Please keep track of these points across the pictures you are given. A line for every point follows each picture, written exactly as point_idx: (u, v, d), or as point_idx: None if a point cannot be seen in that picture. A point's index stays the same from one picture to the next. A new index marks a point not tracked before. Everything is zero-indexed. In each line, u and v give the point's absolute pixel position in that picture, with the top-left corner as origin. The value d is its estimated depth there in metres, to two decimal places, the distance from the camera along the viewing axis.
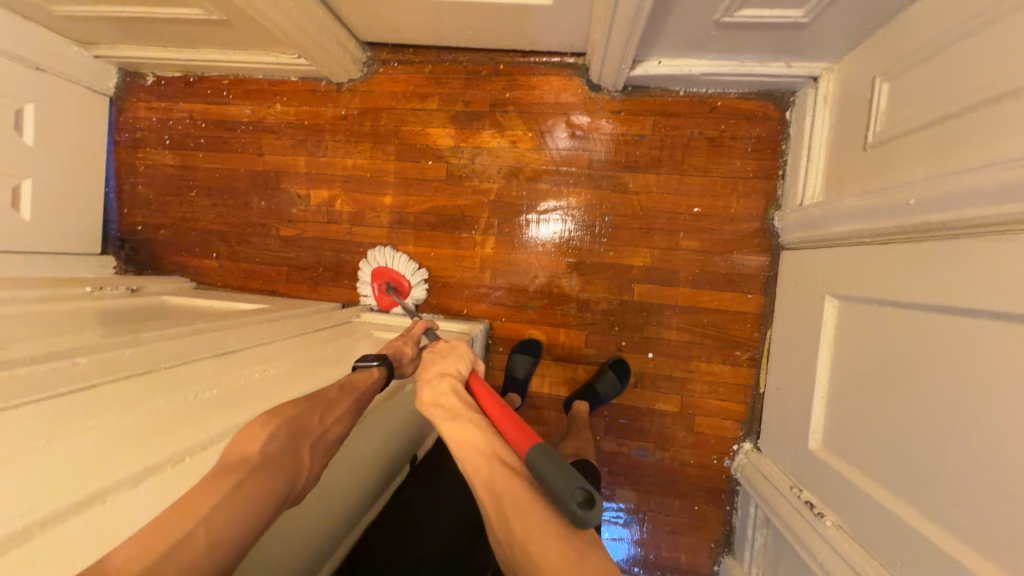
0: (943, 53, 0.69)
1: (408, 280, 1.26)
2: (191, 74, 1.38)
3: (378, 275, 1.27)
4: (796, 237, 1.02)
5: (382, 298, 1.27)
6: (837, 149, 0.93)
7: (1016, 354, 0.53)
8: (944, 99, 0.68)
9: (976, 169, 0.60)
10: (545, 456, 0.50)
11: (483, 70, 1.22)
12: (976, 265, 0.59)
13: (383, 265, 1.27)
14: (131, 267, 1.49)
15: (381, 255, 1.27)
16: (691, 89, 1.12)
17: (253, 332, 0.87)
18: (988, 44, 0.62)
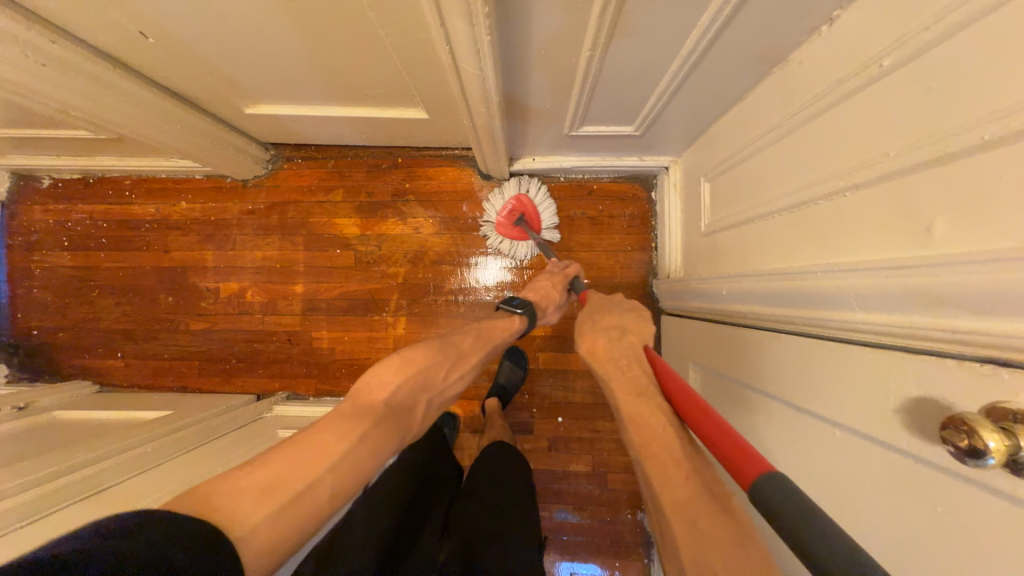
0: (735, 168, 0.82)
1: (540, 213, 1.22)
2: (90, 175, 1.37)
3: (519, 202, 1.21)
4: (669, 304, 1.15)
5: (508, 225, 1.22)
6: (687, 232, 1.07)
7: (786, 432, 0.64)
8: (739, 206, 0.82)
9: (752, 276, 0.73)
10: (772, 482, 0.41)
11: (383, 164, 1.30)
12: (760, 353, 0.71)
13: (523, 195, 1.22)
14: (25, 373, 1.41)
15: (510, 188, 1.22)
16: (569, 175, 1.25)
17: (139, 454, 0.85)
18: (751, 172, 0.77)
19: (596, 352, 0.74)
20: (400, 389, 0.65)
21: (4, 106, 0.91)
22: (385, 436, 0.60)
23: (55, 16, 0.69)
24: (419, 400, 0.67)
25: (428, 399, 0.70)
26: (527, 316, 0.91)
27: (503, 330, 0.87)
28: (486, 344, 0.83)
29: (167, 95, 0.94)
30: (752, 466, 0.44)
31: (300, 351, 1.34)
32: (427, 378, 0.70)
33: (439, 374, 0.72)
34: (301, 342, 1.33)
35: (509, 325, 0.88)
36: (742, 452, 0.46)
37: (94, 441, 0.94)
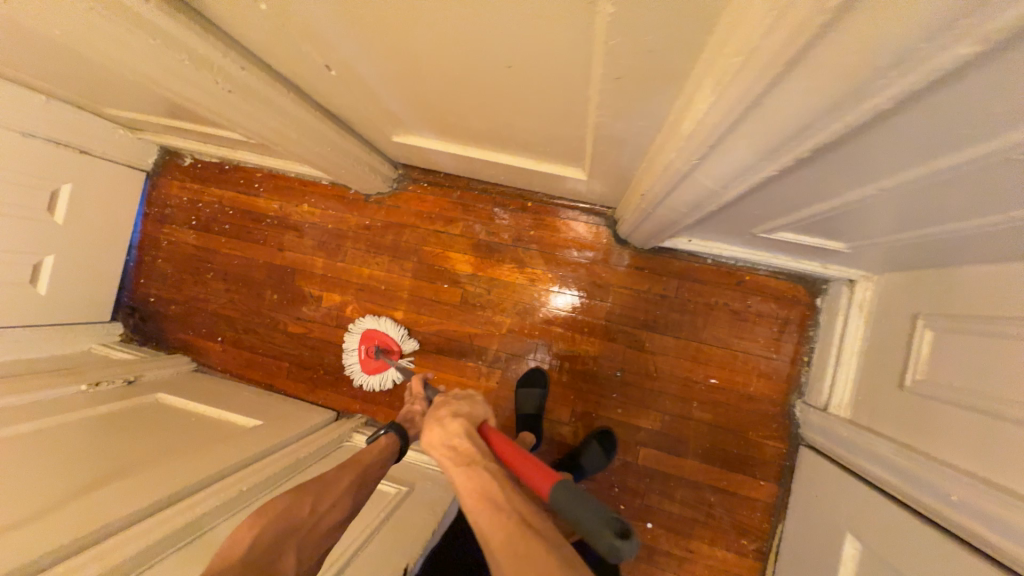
0: (997, 339, 0.62)
1: (392, 339, 1.25)
2: (227, 161, 1.41)
3: (367, 338, 1.27)
4: (817, 440, 0.96)
5: (369, 360, 1.26)
6: (870, 369, 0.87)
7: None
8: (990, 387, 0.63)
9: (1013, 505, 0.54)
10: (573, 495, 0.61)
11: (510, 204, 1.21)
12: None
13: (372, 328, 1.27)
14: (136, 336, 1.48)
15: (364, 321, 1.28)
16: (718, 259, 1.09)
17: (228, 487, 0.82)
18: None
19: (430, 445, 0.74)
20: (245, 538, 0.65)
21: (172, 104, 0.91)
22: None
23: (254, 45, 0.65)
24: (283, 548, 0.65)
25: (299, 539, 0.68)
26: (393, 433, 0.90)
27: (362, 459, 0.84)
28: (362, 474, 0.80)
29: (324, 117, 0.90)
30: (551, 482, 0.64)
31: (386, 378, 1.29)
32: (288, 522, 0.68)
33: (303, 507, 0.71)
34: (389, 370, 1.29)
35: (365, 451, 0.86)
36: (544, 473, 0.66)
37: (188, 452, 0.93)
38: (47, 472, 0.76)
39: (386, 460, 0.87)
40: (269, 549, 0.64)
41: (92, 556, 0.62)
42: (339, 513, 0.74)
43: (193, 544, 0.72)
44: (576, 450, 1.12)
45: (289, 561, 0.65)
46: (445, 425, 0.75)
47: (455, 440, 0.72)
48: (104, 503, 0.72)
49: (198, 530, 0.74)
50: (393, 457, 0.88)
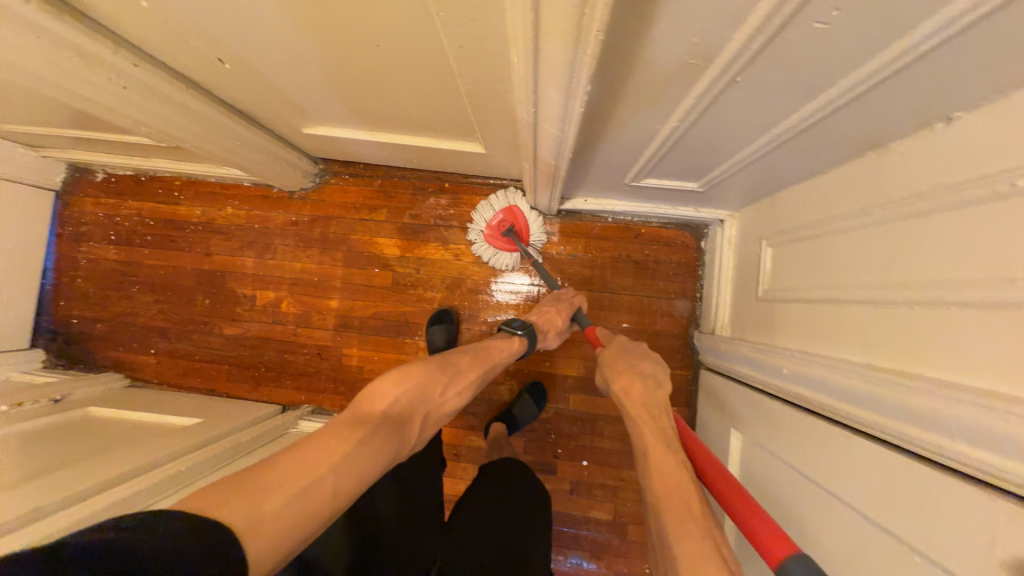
0: (808, 243, 0.78)
1: (528, 223, 1.22)
2: (142, 172, 1.40)
3: (508, 212, 1.22)
4: (711, 361, 1.11)
5: (496, 230, 1.22)
6: (739, 291, 1.03)
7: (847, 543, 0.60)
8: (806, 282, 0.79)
9: (820, 365, 0.70)
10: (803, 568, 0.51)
11: (430, 187, 1.30)
12: (826, 448, 0.67)
13: (513, 205, 1.23)
14: (60, 360, 1.43)
15: (512, 197, 1.23)
16: (618, 217, 1.23)
17: (167, 471, 0.85)
18: (827, 250, 0.73)
19: (630, 390, 0.82)
20: (399, 396, 0.76)
21: (72, 111, 0.93)
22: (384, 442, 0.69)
23: (143, 43, 0.70)
24: (414, 411, 0.77)
25: (426, 411, 0.80)
26: (527, 338, 0.98)
27: (498, 352, 0.97)
28: (486, 363, 0.94)
29: (231, 114, 0.95)
30: (783, 548, 0.55)
31: (329, 366, 1.33)
32: (423, 391, 0.80)
33: (436, 392, 0.82)
34: (331, 357, 1.33)
35: (500, 344, 0.99)
36: (771, 532, 0.57)
37: (126, 447, 0.95)
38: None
39: (511, 355, 1.00)
40: (406, 408, 0.76)
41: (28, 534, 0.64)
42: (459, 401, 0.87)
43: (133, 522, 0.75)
44: (510, 404, 1.25)
45: (415, 423, 0.77)
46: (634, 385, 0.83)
47: (659, 410, 0.79)
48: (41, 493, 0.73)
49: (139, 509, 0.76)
50: (514, 354, 1.00)
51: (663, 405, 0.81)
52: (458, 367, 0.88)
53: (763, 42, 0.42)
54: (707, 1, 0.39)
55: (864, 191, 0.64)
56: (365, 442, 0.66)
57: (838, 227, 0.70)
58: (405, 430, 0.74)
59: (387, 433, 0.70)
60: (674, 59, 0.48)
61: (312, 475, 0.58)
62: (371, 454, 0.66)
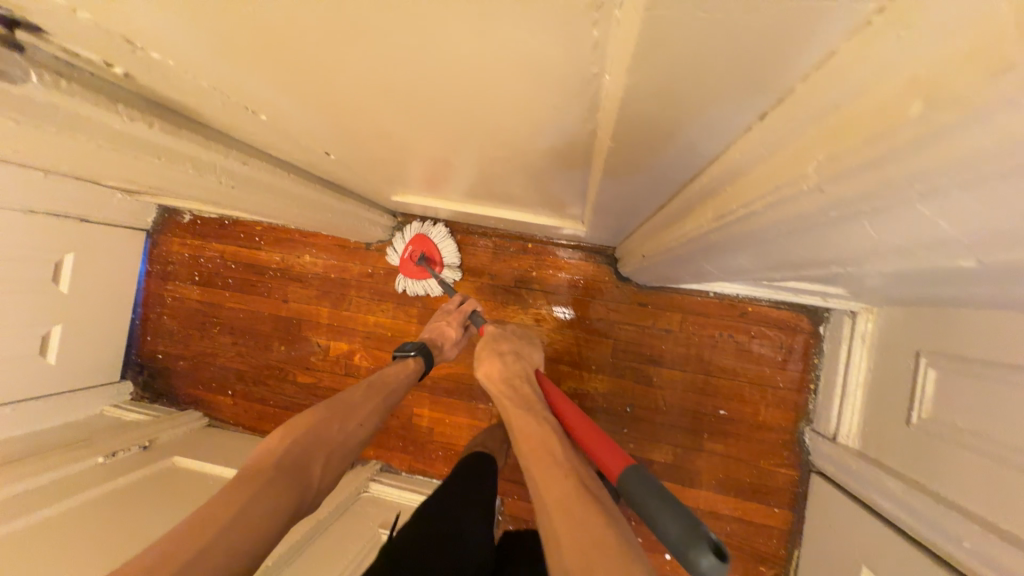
0: (996, 387, 0.64)
1: (438, 248, 1.22)
2: (225, 217, 1.41)
3: (416, 242, 1.22)
4: (829, 470, 0.98)
5: (409, 264, 1.22)
6: (876, 401, 0.89)
7: None
8: (985, 430, 0.65)
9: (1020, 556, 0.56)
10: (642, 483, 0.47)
11: (511, 246, 1.23)
12: None
13: (422, 232, 1.23)
14: (147, 393, 1.49)
15: (415, 226, 1.24)
16: (721, 291, 1.10)
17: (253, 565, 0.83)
18: (1023, 406, 0.59)
19: (488, 375, 0.76)
20: (290, 449, 0.65)
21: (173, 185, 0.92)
22: (274, 495, 0.58)
23: (253, 143, 0.66)
24: (312, 457, 0.66)
25: (330, 453, 0.69)
26: (421, 356, 0.94)
27: (393, 375, 0.87)
28: (381, 389, 0.83)
29: (325, 189, 0.91)
30: (622, 462, 0.51)
31: (398, 424, 1.30)
32: (318, 433, 0.69)
33: (333, 428, 0.72)
34: (401, 416, 1.30)
35: (397, 371, 0.89)
36: (615, 453, 0.54)
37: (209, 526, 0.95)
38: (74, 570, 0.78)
39: (409, 381, 0.91)
40: (303, 454, 0.66)
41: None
42: (366, 430, 0.77)
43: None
44: None
45: (317, 468, 0.66)
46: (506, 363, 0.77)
47: (516, 379, 0.74)
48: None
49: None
50: (414, 378, 0.92)
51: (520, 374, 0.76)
52: (348, 403, 0.78)
53: None
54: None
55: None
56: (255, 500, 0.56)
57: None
58: (306, 474, 0.64)
59: (285, 481, 0.61)
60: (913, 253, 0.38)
61: (200, 541, 0.49)
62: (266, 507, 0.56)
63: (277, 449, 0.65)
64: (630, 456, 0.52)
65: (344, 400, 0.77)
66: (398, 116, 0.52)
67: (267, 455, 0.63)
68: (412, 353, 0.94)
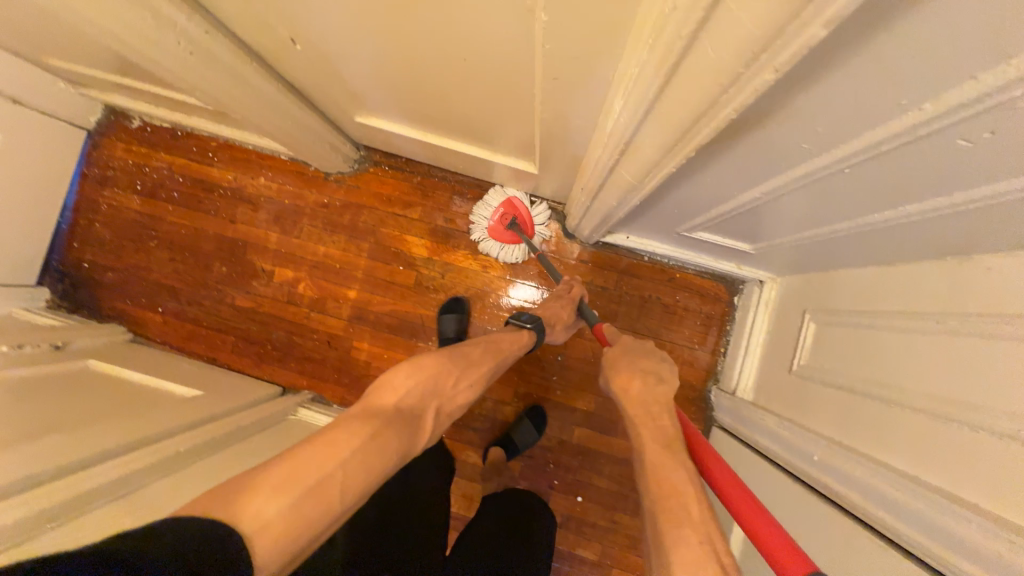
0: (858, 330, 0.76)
1: (529, 214, 1.20)
2: (179, 128, 1.37)
3: (507, 205, 1.21)
4: (727, 420, 1.09)
5: (500, 227, 1.21)
6: (769, 357, 1.01)
7: None
8: (853, 371, 0.76)
9: (859, 462, 0.66)
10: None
11: (469, 194, 1.27)
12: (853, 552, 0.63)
13: (513, 197, 1.21)
14: (65, 303, 1.40)
15: (506, 190, 1.22)
16: (655, 256, 1.20)
17: (161, 452, 0.81)
18: (884, 346, 0.70)
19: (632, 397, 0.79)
20: (412, 391, 0.75)
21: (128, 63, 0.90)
22: (394, 440, 0.67)
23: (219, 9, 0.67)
24: (427, 406, 0.76)
25: (438, 403, 0.78)
26: (536, 330, 0.99)
27: (509, 343, 0.95)
28: (497, 355, 0.91)
29: (288, 93, 0.92)
30: (799, 562, 0.51)
31: (336, 356, 1.30)
32: (435, 385, 0.78)
33: (448, 384, 0.80)
34: (340, 348, 1.30)
35: (513, 341, 0.96)
36: (786, 545, 0.53)
37: (130, 414, 0.92)
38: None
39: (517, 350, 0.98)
40: (418, 405, 0.75)
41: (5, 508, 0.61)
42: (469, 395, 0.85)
43: (123, 501, 0.71)
44: (511, 427, 1.23)
45: (428, 419, 0.76)
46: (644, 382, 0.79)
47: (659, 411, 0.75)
48: (29, 460, 0.70)
49: (124, 491, 0.73)
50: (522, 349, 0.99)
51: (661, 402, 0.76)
52: (472, 359, 0.86)
53: (894, 146, 0.40)
54: (851, 93, 0.36)
55: (931, 297, 0.63)
56: (375, 440, 0.65)
57: (903, 326, 0.67)
58: (420, 424, 0.73)
59: (401, 430, 0.69)
60: (783, 138, 0.46)
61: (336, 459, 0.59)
62: (386, 451, 0.65)
63: (395, 391, 0.74)
64: (805, 554, 0.52)
65: (464, 361, 0.85)
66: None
67: (389, 396, 0.73)
68: (528, 326, 0.99)
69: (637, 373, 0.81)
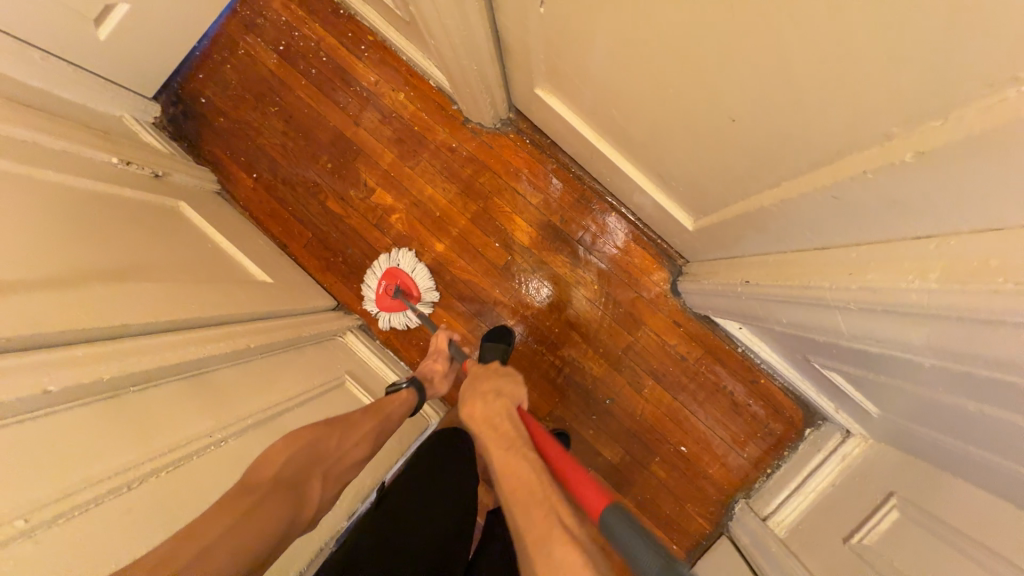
0: (940, 542, 0.71)
1: (410, 278, 1.23)
2: (343, 7, 1.29)
3: (388, 275, 1.24)
4: (742, 540, 1.06)
5: (384, 298, 1.23)
6: (827, 513, 0.96)
7: None
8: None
9: None
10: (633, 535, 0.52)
11: (595, 205, 1.21)
12: None
13: (394, 266, 1.25)
14: (170, 127, 1.38)
15: (387, 257, 1.24)
16: (748, 351, 1.14)
17: (230, 341, 0.79)
18: (953, 568, 0.66)
19: (473, 415, 0.72)
20: (288, 461, 0.63)
21: None
22: (271, 507, 0.56)
23: None
24: (308, 471, 0.64)
25: (326, 466, 0.67)
26: (416, 388, 0.89)
27: (388, 402, 0.84)
28: (376, 413, 0.79)
29: (490, 39, 0.84)
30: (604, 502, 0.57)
31: None
32: (316, 450, 0.67)
33: (329, 444, 0.69)
34: None
35: (391, 398, 0.85)
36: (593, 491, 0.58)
37: (205, 282, 0.90)
38: (69, 245, 0.71)
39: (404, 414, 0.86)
40: (306, 468, 0.64)
41: (99, 356, 0.57)
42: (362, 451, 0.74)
43: (196, 380, 0.69)
44: None
45: (313, 491, 0.63)
46: (487, 403, 0.73)
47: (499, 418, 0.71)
48: (116, 307, 0.67)
49: (203, 366, 0.71)
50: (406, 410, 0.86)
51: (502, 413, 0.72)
52: (351, 422, 0.76)
53: None
54: None
55: None
56: (267, 502, 0.55)
57: (984, 560, 0.63)
58: (305, 486, 0.62)
59: (274, 496, 0.57)
60: None
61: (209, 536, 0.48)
62: (277, 512, 0.55)
63: (277, 461, 0.62)
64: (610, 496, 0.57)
65: (333, 420, 0.73)
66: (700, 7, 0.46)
67: (264, 470, 0.60)
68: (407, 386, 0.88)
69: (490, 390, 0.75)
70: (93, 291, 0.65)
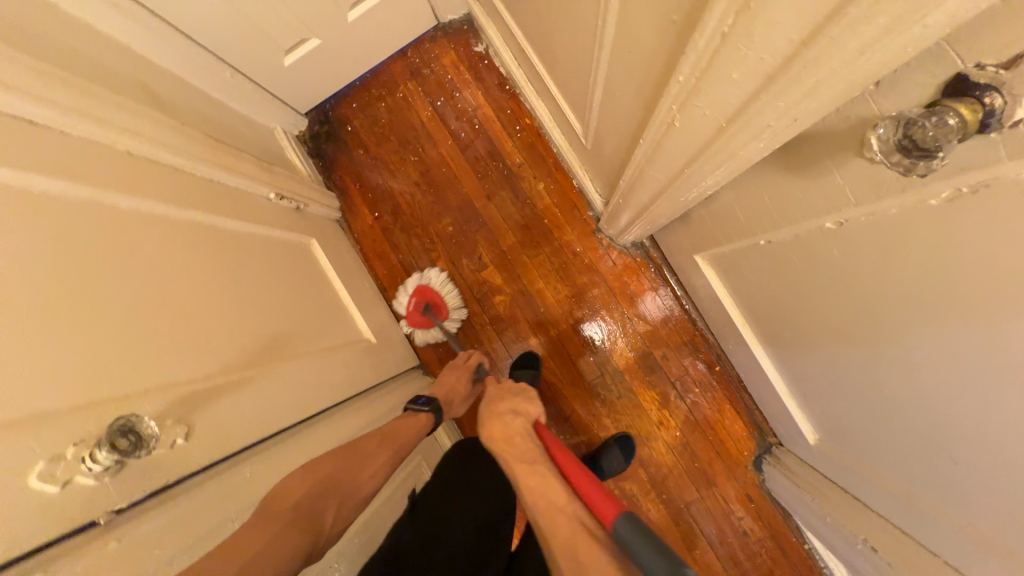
0: None
1: (440, 297, 1.26)
2: (510, 83, 1.29)
3: (418, 292, 1.25)
4: None
5: (416, 315, 1.24)
6: None
7: None
8: None
9: None
10: (631, 528, 0.49)
11: (701, 353, 1.19)
12: None
13: (424, 284, 1.27)
14: (310, 144, 1.40)
15: (423, 275, 1.28)
16: (816, 553, 1.10)
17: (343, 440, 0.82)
18: None
19: (489, 436, 0.74)
20: (307, 489, 0.62)
21: (571, 73, 0.83)
22: (305, 525, 0.57)
23: (750, 189, 0.58)
24: (332, 498, 0.63)
25: (345, 498, 0.65)
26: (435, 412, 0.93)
27: (405, 430, 0.84)
28: (391, 441, 0.79)
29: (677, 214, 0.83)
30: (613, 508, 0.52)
31: None
32: (338, 479, 0.66)
33: (352, 474, 0.68)
34: None
35: (410, 425, 0.86)
36: (603, 498, 0.54)
37: (326, 354, 0.91)
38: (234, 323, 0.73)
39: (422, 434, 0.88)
40: (324, 490, 0.63)
41: (254, 485, 0.61)
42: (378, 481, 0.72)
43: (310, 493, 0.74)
44: None
45: (332, 515, 0.62)
46: (505, 421, 0.76)
47: (516, 434, 0.72)
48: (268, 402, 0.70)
49: None
50: (424, 433, 0.89)
51: (522, 424, 0.74)
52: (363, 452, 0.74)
53: None
54: None
55: None
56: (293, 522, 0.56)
57: None
58: (327, 511, 0.62)
59: (308, 514, 0.59)
60: None
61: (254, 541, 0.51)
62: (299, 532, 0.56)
63: (296, 478, 0.62)
64: (617, 501, 0.54)
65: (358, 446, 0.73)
66: (996, 402, 0.43)
67: (291, 486, 0.61)
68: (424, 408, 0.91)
69: (508, 412, 0.79)
70: (250, 391, 0.68)
